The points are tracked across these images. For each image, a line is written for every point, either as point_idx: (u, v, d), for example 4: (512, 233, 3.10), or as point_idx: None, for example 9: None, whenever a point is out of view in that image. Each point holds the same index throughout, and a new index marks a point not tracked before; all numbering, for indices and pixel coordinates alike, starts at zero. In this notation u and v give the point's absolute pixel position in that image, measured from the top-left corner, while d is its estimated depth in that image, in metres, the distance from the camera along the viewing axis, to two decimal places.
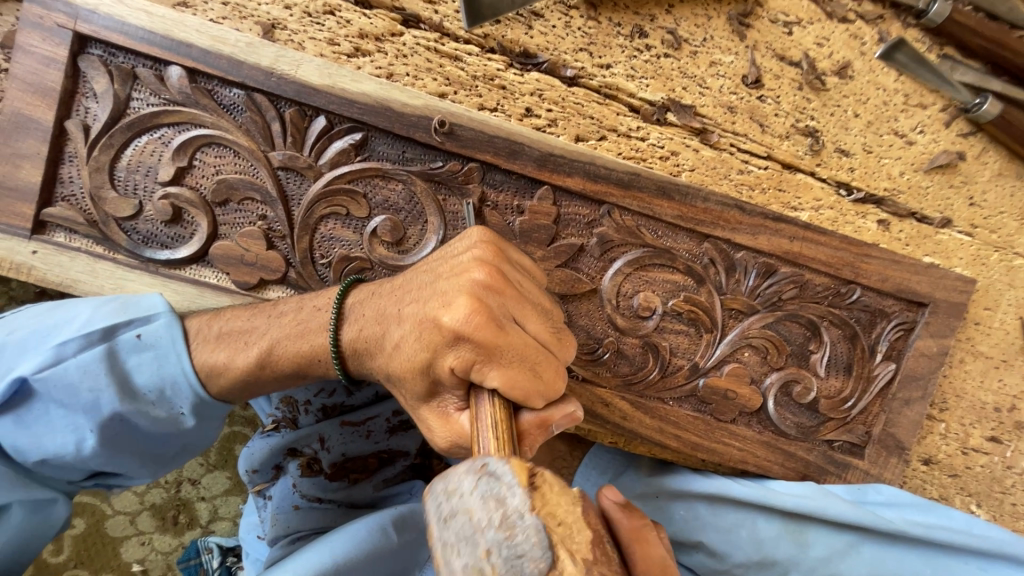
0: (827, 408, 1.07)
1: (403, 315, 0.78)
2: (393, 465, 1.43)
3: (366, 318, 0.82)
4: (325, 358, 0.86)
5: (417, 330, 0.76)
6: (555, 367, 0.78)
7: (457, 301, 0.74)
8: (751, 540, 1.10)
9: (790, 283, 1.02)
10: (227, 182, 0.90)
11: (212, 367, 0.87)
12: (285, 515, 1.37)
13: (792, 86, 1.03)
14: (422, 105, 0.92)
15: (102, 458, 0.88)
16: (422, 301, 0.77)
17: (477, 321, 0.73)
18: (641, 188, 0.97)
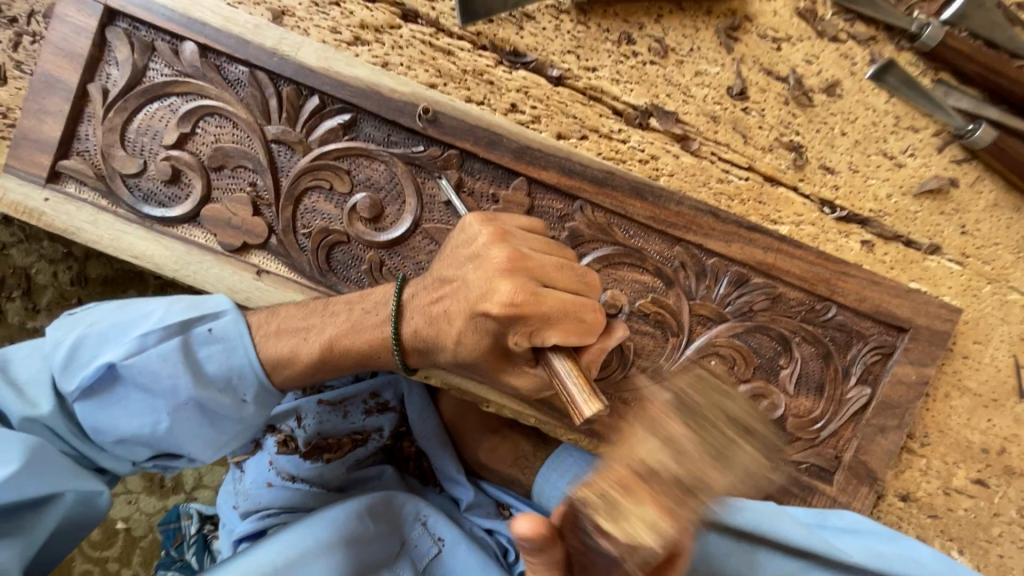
0: (795, 427, 1.04)
1: (458, 315, 0.84)
2: (366, 445, 1.43)
3: (423, 319, 0.89)
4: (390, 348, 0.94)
5: (473, 324, 0.83)
6: (594, 307, 0.84)
7: (498, 288, 0.80)
8: (700, 560, 0.99)
9: (762, 295, 1.02)
10: (223, 149, 0.97)
11: (277, 359, 0.92)
12: (260, 491, 1.41)
13: (778, 101, 1.04)
14: (410, 92, 0.97)
15: (173, 438, 0.92)
16: (468, 290, 0.83)
17: (519, 302, 0.79)
18: (615, 186, 0.99)
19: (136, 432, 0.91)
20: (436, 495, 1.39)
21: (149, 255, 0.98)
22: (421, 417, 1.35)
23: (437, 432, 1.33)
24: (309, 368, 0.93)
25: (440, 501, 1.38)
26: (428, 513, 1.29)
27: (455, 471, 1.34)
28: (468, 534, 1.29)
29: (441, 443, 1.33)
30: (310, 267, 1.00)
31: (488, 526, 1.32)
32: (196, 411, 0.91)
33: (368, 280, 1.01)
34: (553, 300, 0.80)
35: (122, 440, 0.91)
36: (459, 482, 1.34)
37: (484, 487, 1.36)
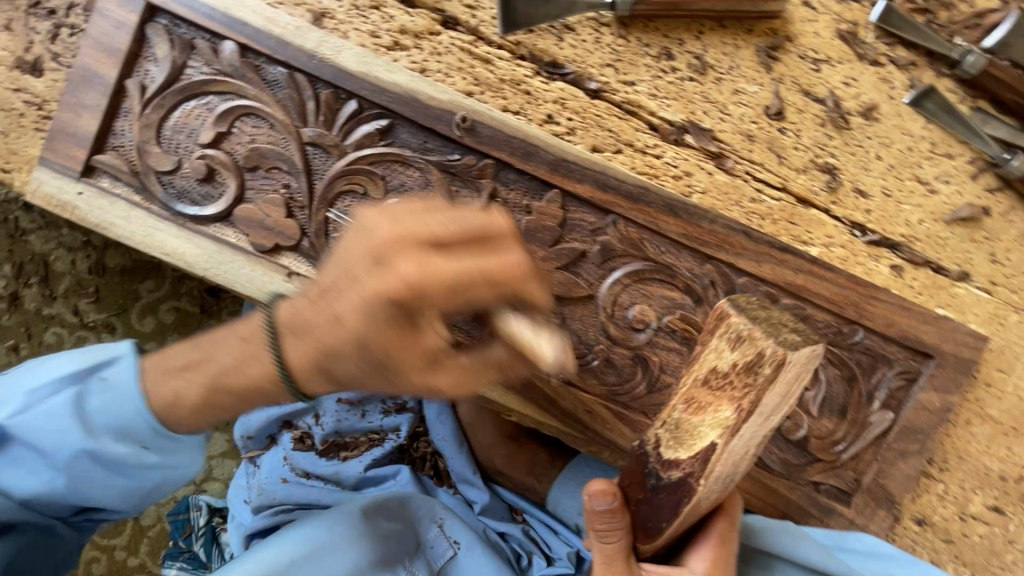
0: (817, 448, 1.04)
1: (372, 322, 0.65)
2: (382, 445, 1.43)
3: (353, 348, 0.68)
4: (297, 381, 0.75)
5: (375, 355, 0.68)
6: (516, 271, 0.66)
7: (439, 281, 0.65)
8: None
9: (791, 316, 1.01)
10: (259, 150, 0.97)
11: (163, 399, 0.84)
12: (273, 486, 1.41)
13: (814, 122, 1.03)
14: (448, 100, 0.96)
15: (81, 492, 0.92)
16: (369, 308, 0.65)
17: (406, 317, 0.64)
18: (649, 202, 0.99)
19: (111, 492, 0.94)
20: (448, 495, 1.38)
21: (180, 252, 0.98)
22: (438, 418, 1.37)
23: (454, 434, 1.35)
24: (210, 404, 0.82)
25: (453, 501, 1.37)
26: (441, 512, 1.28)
27: (471, 473, 1.34)
28: (481, 536, 1.27)
29: (457, 445, 1.35)
30: None
31: (500, 529, 1.31)
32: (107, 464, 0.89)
33: None
34: (527, 368, 0.72)
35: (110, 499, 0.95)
36: (474, 484, 1.35)
37: (498, 492, 1.36)
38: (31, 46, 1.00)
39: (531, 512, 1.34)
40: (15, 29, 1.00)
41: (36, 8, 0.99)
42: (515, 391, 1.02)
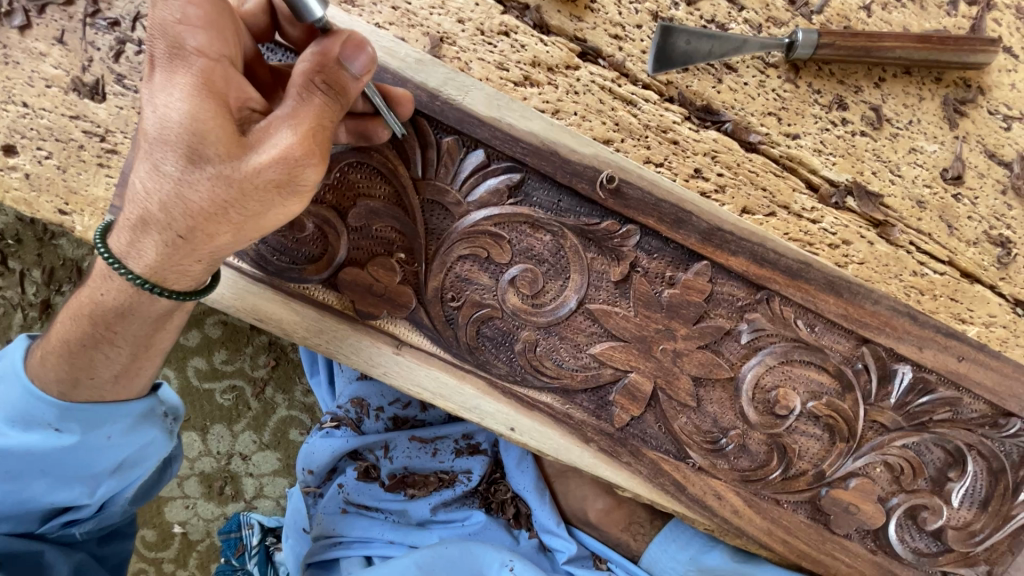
0: (954, 540, 0.97)
1: (201, 191, 0.65)
2: (453, 488, 1.24)
3: (191, 223, 0.67)
4: (255, 193, 0.65)
5: (215, 205, 0.65)
6: (226, 76, 0.66)
7: (299, 174, 0.65)
8: None
9: (944, 406, 0.92)
10: (368, 207, 0.84)
11: (172, 267, 0.71)
12: (332, 517, 1.26)
13: (995, 189, 0.91)
14: (591, 154, 0.83)
15: (48, 478, 0.82)
16: (208, 213, 0.66)
17: (288, 188, 0.65)
18: (809, 278, 0.88)
19: (91, 493, 0.85)
20: (525, 540, 1.24)
21: (278, 320, 0.87)
22: (521, 464, 1.22)
23: (537, 482, 1.22)
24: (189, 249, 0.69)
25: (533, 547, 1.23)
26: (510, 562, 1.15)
27: (556, 524, 1.22)
28: None
29: (540, 493, 1.22)
30: (456, 343, 0.89)
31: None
32: (60, 471, 0.82)
33: (519, 361, 0.90)
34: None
35: (91, 505, 0.87)
36: (558, 533, 1.22)
37: (582, 539, 1.24)
38: (90, 65, 0.84)
39: (617, 561, 1.22)
40: (69, 43, 0.83)
41: (96, 18, 0.83)
42: (641, 474, 0.94)
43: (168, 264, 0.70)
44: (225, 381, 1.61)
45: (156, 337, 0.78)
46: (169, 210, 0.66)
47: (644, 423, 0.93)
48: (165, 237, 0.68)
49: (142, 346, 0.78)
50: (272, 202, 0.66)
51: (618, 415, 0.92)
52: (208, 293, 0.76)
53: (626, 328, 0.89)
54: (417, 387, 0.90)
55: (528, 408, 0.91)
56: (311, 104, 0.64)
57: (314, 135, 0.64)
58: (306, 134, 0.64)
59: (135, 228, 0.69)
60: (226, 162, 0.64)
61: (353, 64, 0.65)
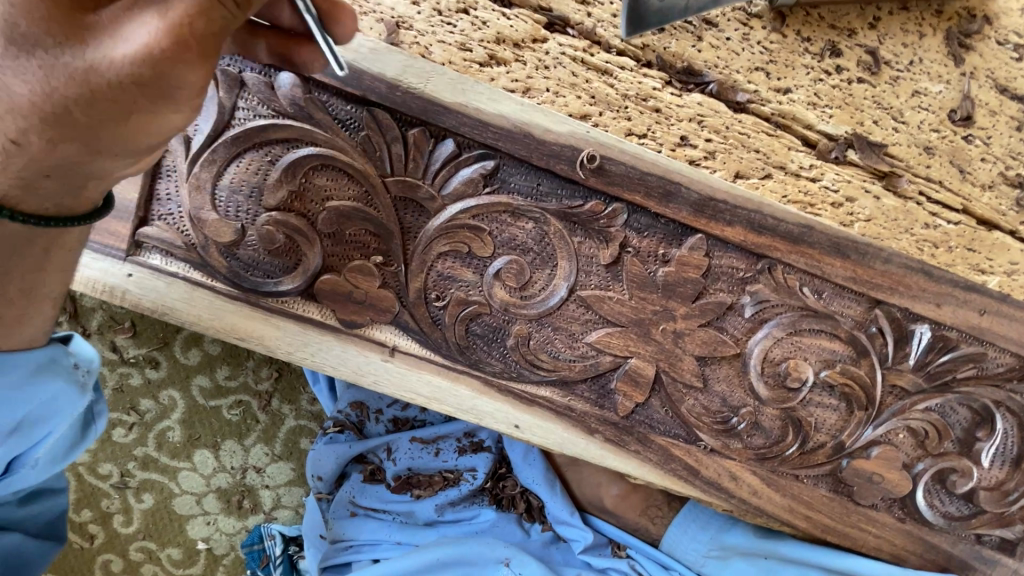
0: (988, 501, 0.92)
1: (42, 93, 0.48)
2: (459, 487, 1.22)
3: (27, 127, 0.49)
4: (113, 90, 0.47)
5: (70, 112, 0.48)
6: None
7: (177, 82, 0.48)
8: None
9: (968, 363, 0.87)
10: (338, 211, 0.79)
11: (7, 183, 0.52)
12: (340, 522, 1.23)
13: (1009, 126, 0.84)
14: (568, 132, 0.78)
15: None
16: (60, 124, 0.49)
17: (155, 87, 0.48)
18: (813, 243, 0.82)
19: None
20: (537, 533, 1.21)
21: (260, 336, 0.84)
22: (528, 456, 1.20)
23: (546, 473, 1.19)
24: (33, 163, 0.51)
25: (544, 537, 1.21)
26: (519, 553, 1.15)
27: (569, 514, 1.19)
28: None
29: (550, 485, 1.19)
30: (445, 344, 0.85)
31: (602, 567, 1.18)
32: None
33: (514, 356, 0.86)
34: None
35: None
36: (572, 523, 1.19)
37: (598, 526, 1.20)
38: None
39: (636, 546, 1.18)
40: None
41: None
42: (651, 462, 0.90)
43: (4, 177, 0.52)
44: (231, 397, 1.53)
45: (33, 273, 0.62)
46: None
47: (650, 409, 0.89)
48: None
49: (17, 286, 0.61)
50: (134, 101, 0.48)
51: (622, 403, 0.88)
52: (76, 224, 0.58)
53: (621, 312, 0.84)
54: (409, 393, 0.86)
55: (528, 404, 0.87)
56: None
57: (194, 28, 0.46)
58: (171, 22, 0.45)
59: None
60: (83, 59, 0.47)
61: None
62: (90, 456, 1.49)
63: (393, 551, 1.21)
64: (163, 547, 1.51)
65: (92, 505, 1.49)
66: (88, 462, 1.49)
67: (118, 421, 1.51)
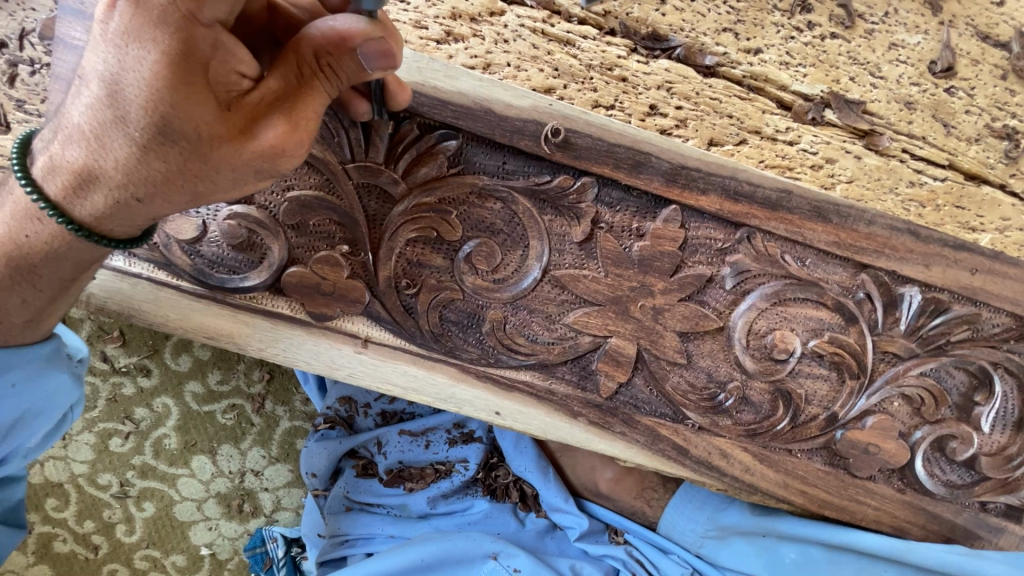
0: (991, 468, 0.89)
1: (170, 164, 0.53)
2: (450, 479, 1.21)
3: (156, 192, 0.55)
4: (233, 175, 0.55)
5: (181, 179, 0.54)
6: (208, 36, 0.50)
7: (284, 165, 0.56)
8: None
9: (962, 324, 0.84)
10: (299, 200, 0.77)
11: (114, 225, 0.57)
12: (335, 517, 1.22)
13: (993, 75, 0.81)
14: (530, 106, 0.75)
15: None
16: (173, 185, 0.54)
17: (269, 174, 0.56)
18: (792, 208, 0.79)
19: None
20: (532, 522, 1.20)
21: (229, 333, 0.82)
22: (519, 445, 1.18)
23: (538, 461, 1.17)
24: (125, 220, 0.57)
25: (539, 525, 1.20)
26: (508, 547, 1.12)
27: (563, 501, 1.17)
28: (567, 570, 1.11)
29: (542, 472, 1.17)
30: (419, 332, 0.83)
31: (599, 554, 1.16)
32: None
33: (490, 342, 0.84)
34: None
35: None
36: (568, 510, 1.17)
37: (594, 511, 1.19)
38: None
39: (634, 531, 1.16)
40: None
41: None
42: (638, 443, 0.88)
43: (118, 219, 0.57)
44: (225, 401, 1.46)
45: (83, 276, 0.65)
46: (127, 174, 0.53)
47: (634, 388, 0.87)
48: (105, 209, 0.55)
49: (61, 288, 0.64)
50: (255, 185, 0.58)
51: (604, 384, 0.85)
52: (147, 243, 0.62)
53: (598, 290, 0.82)
54: (386, 384, 0.85)
55: (508, 389, 0.85)
56: (313, 94, 0.56)
57: (309, 128, 0.56)
58: (296, 126, 0.55)
59: (79, 178, 0.54)
60: (205, 143, 0.52)
61: (376, 66, 0.54)
62: (88, 467, 1.41)
63: (387, 544, 1.20)
64: (168, 555, 1.44)
65: (94, 516, 1.42)
66: (88, 472, 1.41)
67: (113, 430, 1.42)
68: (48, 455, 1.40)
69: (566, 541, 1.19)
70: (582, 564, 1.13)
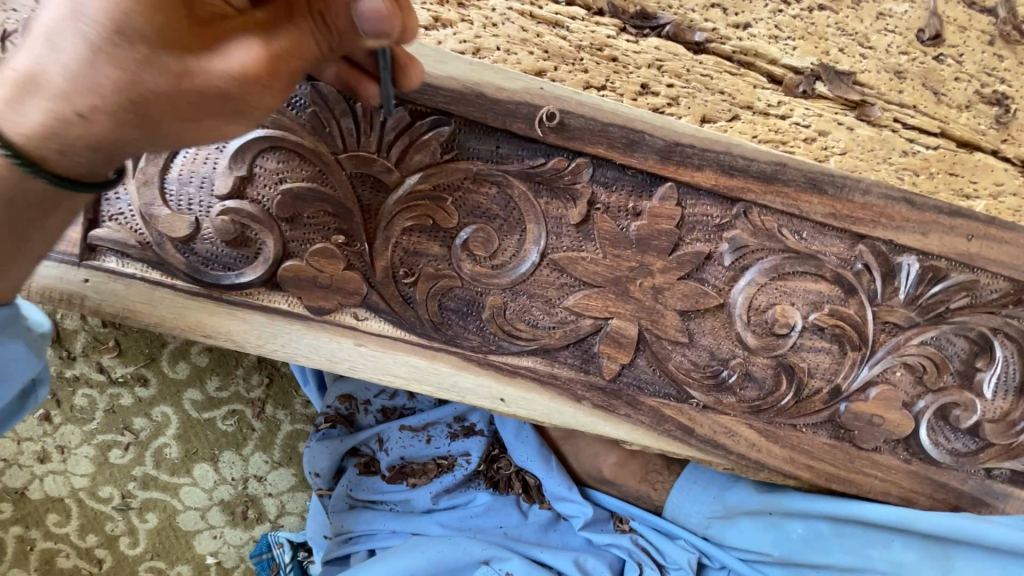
0: (994, 433, 0.89)
1: (124, 70, 0.45)
2: (453, 473, 1.20)
3: (102, 108, 0.46)
4: (201, 101, 0.48)
5: (134, 94, 0.46)
6: None
7: (255, 99, 0.50)
8: (889, 561, 0.97)
9: (960, 291, 0.84)
10: (292, 193, 0.76)
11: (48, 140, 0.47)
12: (339, 515, 1.21)
13: (981, 40, 0.82)
14: (521, 88, 0.75)
15: None
16: (124, 101, 0.46)
17: (241, 107, 0.50)
18: (787, 181, 0.79)
19: None
20: (537, 513, 1.19)
21: (226, 331, 0.81)
22: (521, 434, 1.18)
23: (540, 450, 1.17)
24: (55, 141, 0.47)
25: (542, 517, 1.19)
26: (501, 551, 1.11)
27: (567, 489, 1.17)
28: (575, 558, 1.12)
29: (545, 461, 1.17)
30: (420, 322, 0.82)
31: (602, 544, 1.15)
32: None
33: (490, 328, 0.83)
34: None
35: None
36: (571, 499, 1.17)
37: (598, 499, 1.19)
38: None
39: (640, 518, 1.16)
40: None
41: None
42: (644, 424, 0.88)
43: (51, 141, 0.47)
44: (225, 407, 1.44)
45: (41, 222, 0.55)
46: (73, 80, 0.45)
47: (637, 369, 0.86)
48: (35, 132, 0.47)
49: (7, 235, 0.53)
50: (225, 124, 0.51)
51: (607, 366, 0.85)
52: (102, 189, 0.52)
53: (597, 272, 0.81)
54: (386, 376, 0.84)
55: (510, 375, 0.85)
56: (300, 33, 0.50)
57: (290, 65, 0.49)
58: (276, 57, 0.48)
59: (19, 82, 0.46)
60: (171, 52, 0.46)
61: (371, 24, 0.51)
62: (88, 480, 1.39)
63: (390, 540, 1.18)
64: (172, 566, 1.41)
65: (97, 530, 1.38)
66: (88, 486, 1.38)
67: (112, 442, 1.40)
68: (45, 471, 1.37)
69: (569, 533, 1.18)
70: (586, 556, 1.13)
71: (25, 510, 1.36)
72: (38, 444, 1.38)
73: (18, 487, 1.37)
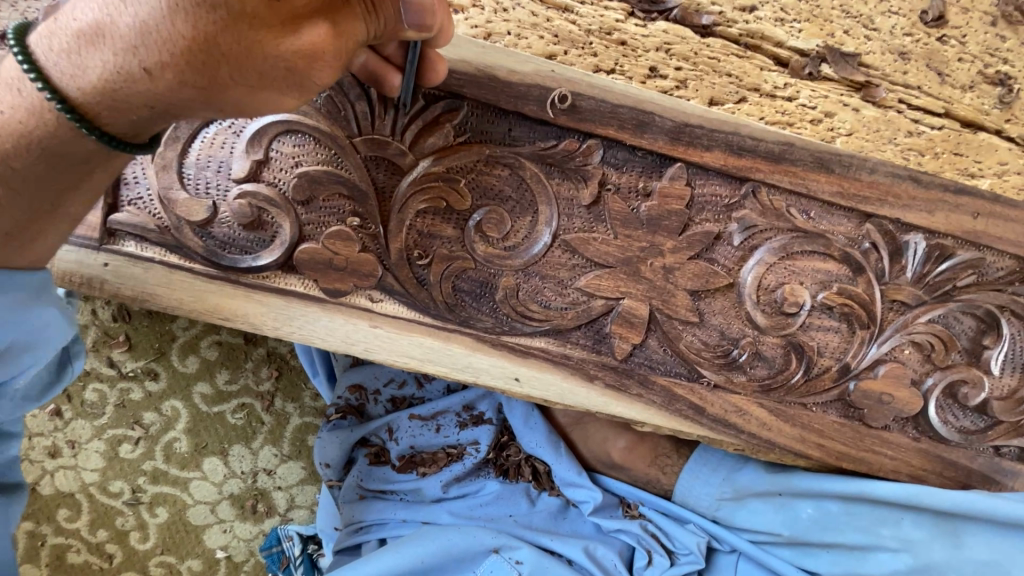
0: (1002, 411, 0.90)
1: (200, 30, 0.48)
2: (463, 462, 1.21)
3: (169, 64, 0.50)
4: (262, 67, 0.51)
5: (202, 51, 0.49)
6: None
7: (312, 76, 0.54)
8: (900, 539, 0.98)
9: (967, 270, 0.85)
10: (308, 176, 0.78)
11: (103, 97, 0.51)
12: (350, 506, 1.22)
13: (983, 21, 0.83)
14: (533, 71, 0.76)
15: None
16: (193, 56, 0.49)
17: (296, 81, 0.54)
18: (795, 160, 0.80)
19: None
20: (547, 499, 1.20)
21: (244, 313, 0.82)
22: (531, 421, 1.19)
23: (549, 436, 1.18)
24: (116, 93, 0.51)
25: (552, 504, 1.20)
26: (510, 541, 1.11)
27: (576, 475, 1.17)
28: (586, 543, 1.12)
29: (554, 447, 1.18)
30: (433, 304, 0.83)
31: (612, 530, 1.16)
32: None
33: (503, 309, 0.84)
34: None
35: None
36: (581, 484, 1.17)
37: (608, 485, 1.19)
38: None
39: (648, 502, 1.17)
40: None
41: None
42: (655, 404, 0.89)
43: (114, 98, 0.51)
44: (235, 400, 1.45)
45: (72, 192, 0.59)
46: (146, 34, 0.48)
47: (648, 349, 0.87)
48: (102, 86, 0.50)
49: (45, 200, 0.57)
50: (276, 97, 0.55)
51: (618, 346, 0.86)
52: (142, 152, 0.57)
53: (608, 252, 0.82)
54: (400, 358, 0.85)
55: (523, 356, 0.86)
56: (354, 16, 0.54)
57: (345, 47, 0.54)
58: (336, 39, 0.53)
59: (89, 34, 0.50)
60: (245, 19, 0.49)
61: (414, 17, 0.56)
62: (99, 475, 1.39)
63: (401, 529, 1.19)
64: (182, 561, 1.41)
65: (107, 525, 1.39)
66: (98, 481, 1.39)
67: (123, 437, 1.41)
68: (58, 465, 1.38)
69: (579, 519, 1.19)
70: (595, 544, 1.13)
71: (37, 505, 1.37)
72: (51, 439, 1.39)
73: (30, 482, 1.38)
